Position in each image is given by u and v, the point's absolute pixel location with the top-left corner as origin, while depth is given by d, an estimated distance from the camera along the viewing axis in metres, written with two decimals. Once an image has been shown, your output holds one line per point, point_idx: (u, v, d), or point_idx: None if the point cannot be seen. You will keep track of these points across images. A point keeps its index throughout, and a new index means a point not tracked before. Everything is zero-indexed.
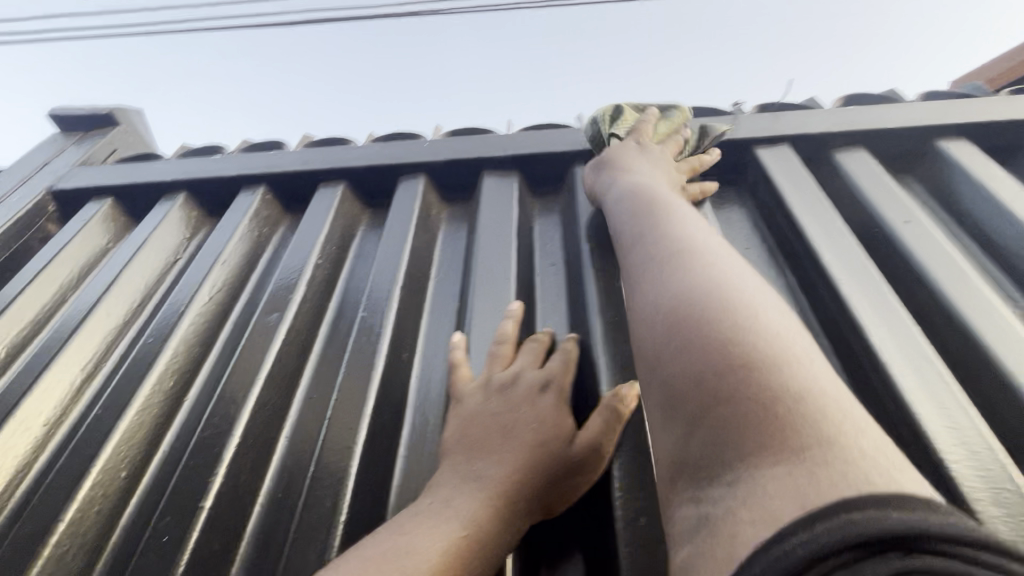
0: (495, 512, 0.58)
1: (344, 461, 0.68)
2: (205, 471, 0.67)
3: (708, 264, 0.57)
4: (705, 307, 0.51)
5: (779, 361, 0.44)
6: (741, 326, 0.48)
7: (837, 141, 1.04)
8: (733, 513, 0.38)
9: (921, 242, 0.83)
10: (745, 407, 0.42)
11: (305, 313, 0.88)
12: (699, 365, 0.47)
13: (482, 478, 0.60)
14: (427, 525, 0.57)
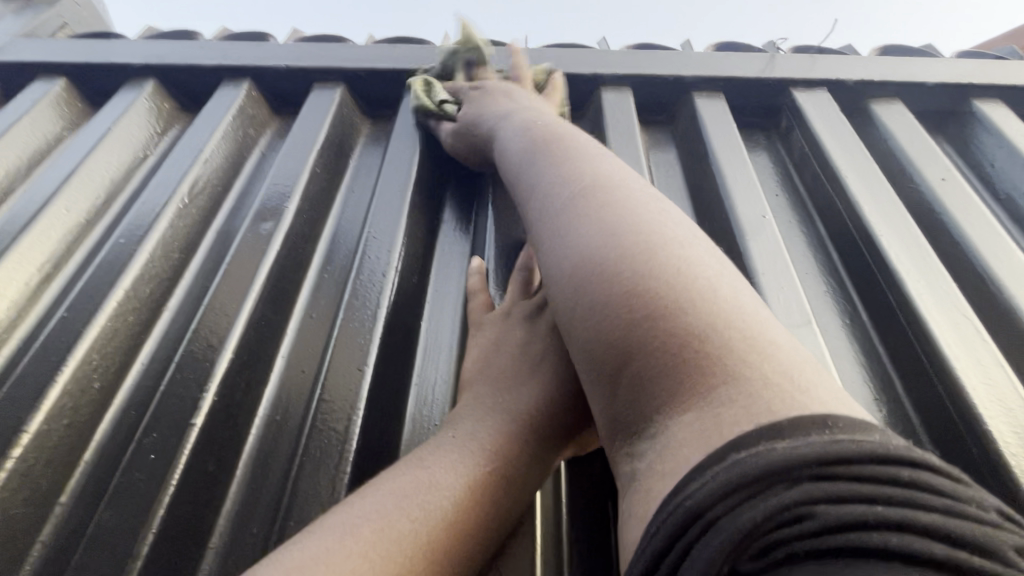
0: (518, 449, 0.54)
1: (354, 382, 0.62)
2: (193, 385, 0.59)
3: (603, 187, 0.47)
4: (610, 242, 0.41)
5: (696, 292, 0.37)
6: (641, 258, 0.39)
7: (875, 90, 0.99)
8: (652, 470, 0.33)
9: (955, 199, 0.81)
10: (658, 352, 0.35)
11: (302, 223, 0.79)
12: (612, 316, 0.37)
13: (503, 414, 0.56)
14: (445, 459, 0.52)
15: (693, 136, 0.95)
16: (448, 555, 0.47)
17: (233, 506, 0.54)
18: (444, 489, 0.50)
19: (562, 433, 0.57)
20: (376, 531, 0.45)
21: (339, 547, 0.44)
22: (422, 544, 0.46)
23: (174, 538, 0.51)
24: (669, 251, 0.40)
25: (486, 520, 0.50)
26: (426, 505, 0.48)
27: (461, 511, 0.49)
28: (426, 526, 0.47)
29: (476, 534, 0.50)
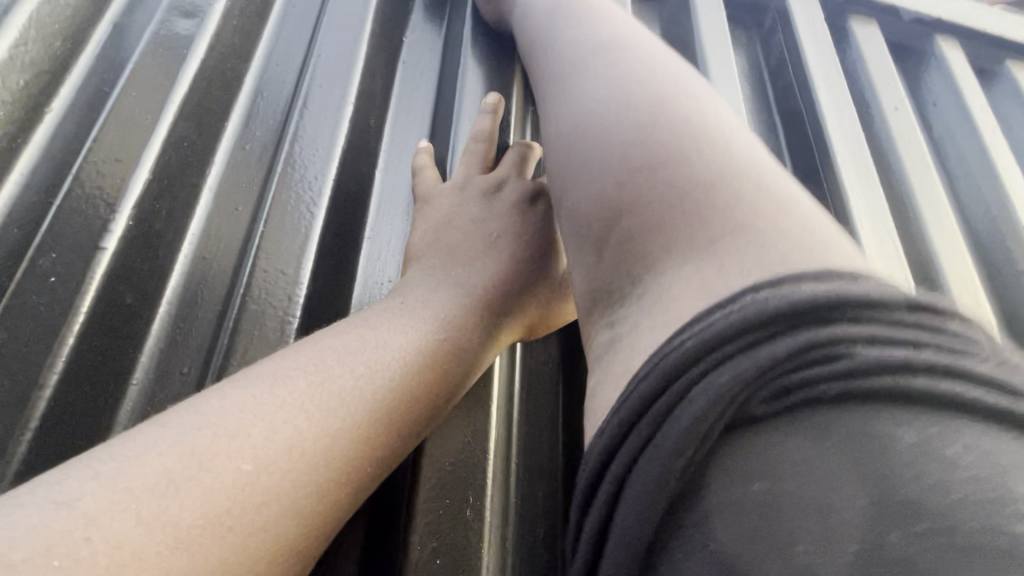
0: (484, 319, 0.47)
1: (304, 227, 0.55)
2: (98, 203, 0.49)
3: (610, 49, 0.44)
4: (615, 99, 0.39)
5: (709, 152, 0.33)
6: (643, 112, 0.37)
7: (855, 8, 0.98)
8: (638, 325, 0.30)
9: (903, 131, 0.85)
10: (657, 198, 0.32)
11: (231, 31, 0.64)
12: (612, 166, 0.35)
13: (461, 282, 0.48)
14: (396, 318, 0.42)
15: (681, 20, 0.89)
16: (403, 425, 0.38)
17: (157, 344, 0.48)
18: (394, 349, 0.40)
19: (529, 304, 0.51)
20: (314, 385, 0.35)
21: (267, 396, 0.33)
22: (372, 408, 0.36)
23: (86, 371, 0.44)
24: (687, 107, 0.37)
25: (451, 384, 0.43)
26: (371, 364, 0.38)
27: (420, 378, 0.40)
28: (373, 387, 0.37)
29: (442, 392, 0.42)
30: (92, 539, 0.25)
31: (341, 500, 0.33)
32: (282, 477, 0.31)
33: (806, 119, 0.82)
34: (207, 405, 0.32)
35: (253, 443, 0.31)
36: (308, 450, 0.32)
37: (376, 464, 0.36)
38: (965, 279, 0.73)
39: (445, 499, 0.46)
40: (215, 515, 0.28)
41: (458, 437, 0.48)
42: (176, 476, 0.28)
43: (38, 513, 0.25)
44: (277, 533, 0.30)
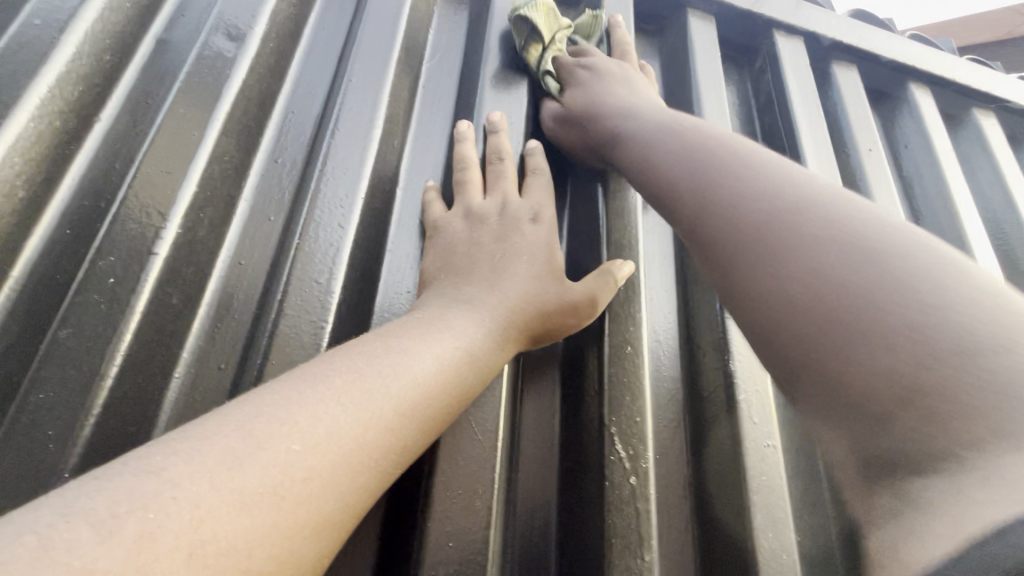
0: (496, 335, 0.51)
1: (336, 238, 0.60)
2: (150, 213, 0.54)
3: (784, 206, 0.44)
4: (832, 265, 0.38)
5: (990, 327, 0.32)
6: (866, 286, 0.36)
7: (837, 53, 1.06)
8: (945, 503, 0.27)
9: (876, 169, 0.93)
10: (957, 388, 0.30)
11: (268, 53, 0.69)
12: (870, 357, 0.34)
13: (473, 298, 0.52)
14: (417, 329, 0.46)
15: (680, 57, 0.96)
16: (425, 422, 0.42)
17: (197, 342, 0.54)
18: (415, 354, 0.44)
19: (538, 315, 0.55)
20: (349, 381, 0.39)
21: (311, 391, 0.37)
22: (400, 404, 0.40)
23: (139, 363, 0.49)
24: (924, 268, 0.36)
25: (468, 387, 0.47)
26: (397, 367, 0.42)
27: (441, 384, 0.44)
28: (399, 388, 0.41)
29: (459, 394, 0.46)
30: (179, 497, 0.29)
31: (371, 482, 0.37)
32: (325, 457, 0.35)
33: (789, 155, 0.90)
34: (267, 399, 0.36)
35: (301, 428, 0.35)
36: (345, 434, 0.36)
37: (400, 455, 0.40)
38: None
39: (457, 491, 0.51)
40: (274, 486, 0.32)
41: (468, 435, 0.54)
42: (240, 452, 0.32)
43: (142, 481, 0.29)
44: (321, 505, 0.33)
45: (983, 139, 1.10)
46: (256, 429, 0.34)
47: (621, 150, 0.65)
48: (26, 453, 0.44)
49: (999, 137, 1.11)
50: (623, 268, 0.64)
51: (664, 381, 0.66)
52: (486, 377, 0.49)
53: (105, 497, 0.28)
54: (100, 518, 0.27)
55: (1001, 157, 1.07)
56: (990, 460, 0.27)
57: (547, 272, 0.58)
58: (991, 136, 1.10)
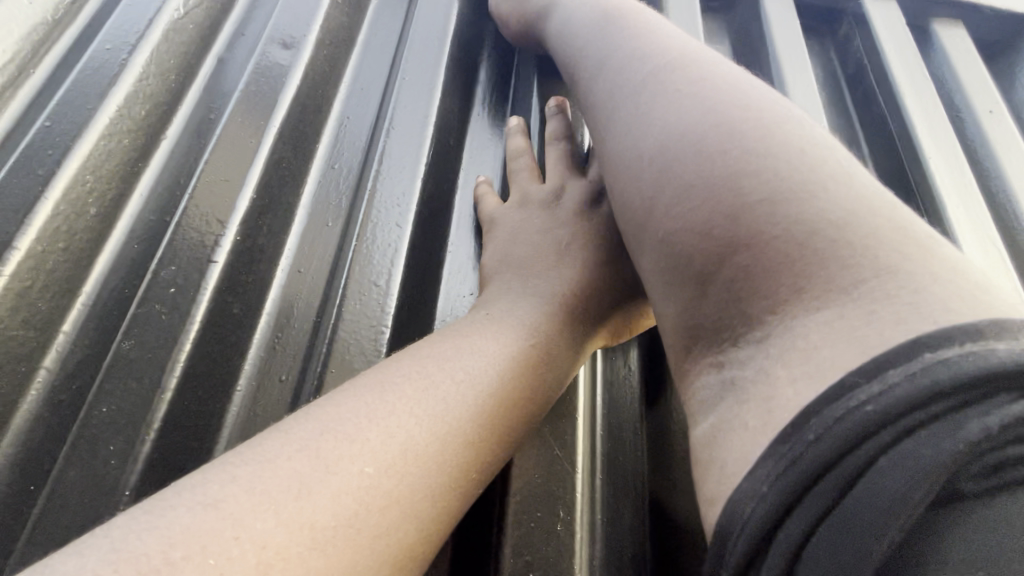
0: (574, 336, 0.45)
1: (393, 241, 0.57)
2: (210, 222, 0.54)
3: (708, 63, 0.43)
4: (699, 117, 0.38)
5: (798, 182, 0.33)
6: (735, 139, 0.36)
7: (938, 9, 0.93)
8: (766, 373, 0.30)
9: (999, 133, 0.80)
10: (770, 256, 0.31)
11: (320, 62, 0.68)
12: (689, 202, 0.35)
13: (543, 293, 0.46)
14: (485, 328, 0.41)
15: (751, 30, 0.87)
16: (505, 436, 0.37)
17: (259, 354, 0.51)
18: (489, 357, 0.39)
19: (610, 305, 0.49)
20: (419, 391, 0.34)
21: (377, 402, 0.33)
22: (476, 416, 0.35)
23: (200, 377, 0.48)
24: (772, 126, 0.37)
25: (543, 391, 0.41)
26: (471, 371, 0.37)
27: (519, 392, 0.39)
28: (476, 396, 0.36)
29: (537, 400, 0.40)
30: (241, 537, 0.25)
31: (453, 508, 0.32)
32: (401, 481, 0.30)
33: (893, 122, 0.78)
34: (322, 410, 0.32)
35: (372, 447, 0.30)
36: (421, 452, 0.32)
37: (483, 474, 0.35)
38: None
39: (536, 513, 0.45)
40: (347, 518, 0.27)
41: (543, 448, 0.48)
42: (306, 479, 0.28)
43: (188, 510, 0.26)
44: (399, 536, 0.29)
45: None
46: (316, 447, 0.29)
47: (551, 39, 0.63)
48: (94, 475, 0.42)
49: None
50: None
51: None
52: (565, 382, 0.44)
53: (154, 535, 0.24)
54: (151, 565, 0.23)
55: None
56: (790, 328, 0.30)
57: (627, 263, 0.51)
58: None
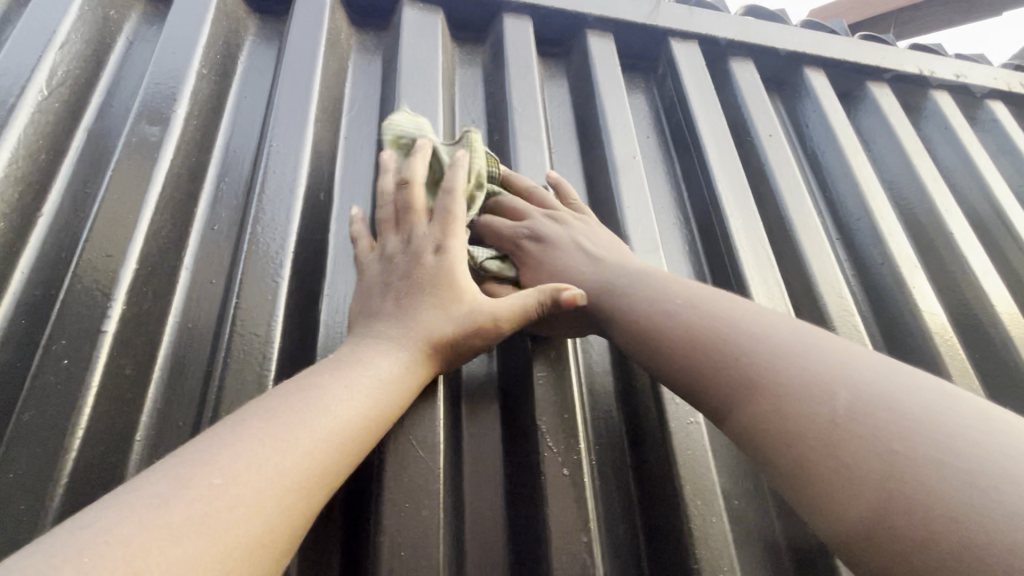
0: (410, 364, 0.58)
1: (270, 292, 0.65)
2: (96, 294, 0.60)
3: (773, 328, 0.50)
4: (862, 393, 0.42)
5: (920, 428, 0.38)
6: (908, 411, 0.39)
7: (734, 49, 1.15)
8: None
9: (776, 153, 1.02)
10: (942, 493, 0.34)
11: (193, 132, 0.75)
12: (849, 461, 0.38)
13: (381, 334, 0.58)
14: (327, 371, 0.53)
15: (582, 72, 1.03)
16: (344, 450, 0.49)
17: (155, 405, 0.59)
18: (326, 391, 0.51)
19: (446, 344, 0.60)
20: (265, 424, 0.46)
21: (229, 436, 0.44)
22: (315, 433, 0.47)
23: (102, 433, 0.55)
24: (851, 378, 0.43)
25: (381, 412, 0.54)
26: (310, 403, 0.49)
27: (355, 414, 0.51)
28: (317, 421, 0.48)
29: (377, 420, 0.53)
30: (126, 545, 0.35)
31: (299, 507, 0.44)
32: (245, 487, 0.41)
33: (693, 150, 0.98)
34: (191, 453, 0.43)
35: (223, 467, 0.42)
36: (264, 467, 0.43)
37: (324, 476, 0.47)
38: (830, 272, 0.89)
39: (404, 504, 0.57)
40: (200, 517, 0.38)
41: (411, 451, 0.59)
42: (166, 495, 0.39)
43: (89, 539, 0.35)
44: (246, 529, 0.40)
45: (874, 113, 1.21)
46: (181, 476, 0.40)
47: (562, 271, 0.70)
48: (5, 529, 0.48)
49: (891, 106, 1.22)
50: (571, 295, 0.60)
51: (591, 379, 0.73)
52: (401, 404, 0.57)
53: (58, 559, 0.33)
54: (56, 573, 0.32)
55: (892, 126, 1.18)
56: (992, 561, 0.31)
57: (456, 303, 0.62)
58: (883, 107, 1.21)
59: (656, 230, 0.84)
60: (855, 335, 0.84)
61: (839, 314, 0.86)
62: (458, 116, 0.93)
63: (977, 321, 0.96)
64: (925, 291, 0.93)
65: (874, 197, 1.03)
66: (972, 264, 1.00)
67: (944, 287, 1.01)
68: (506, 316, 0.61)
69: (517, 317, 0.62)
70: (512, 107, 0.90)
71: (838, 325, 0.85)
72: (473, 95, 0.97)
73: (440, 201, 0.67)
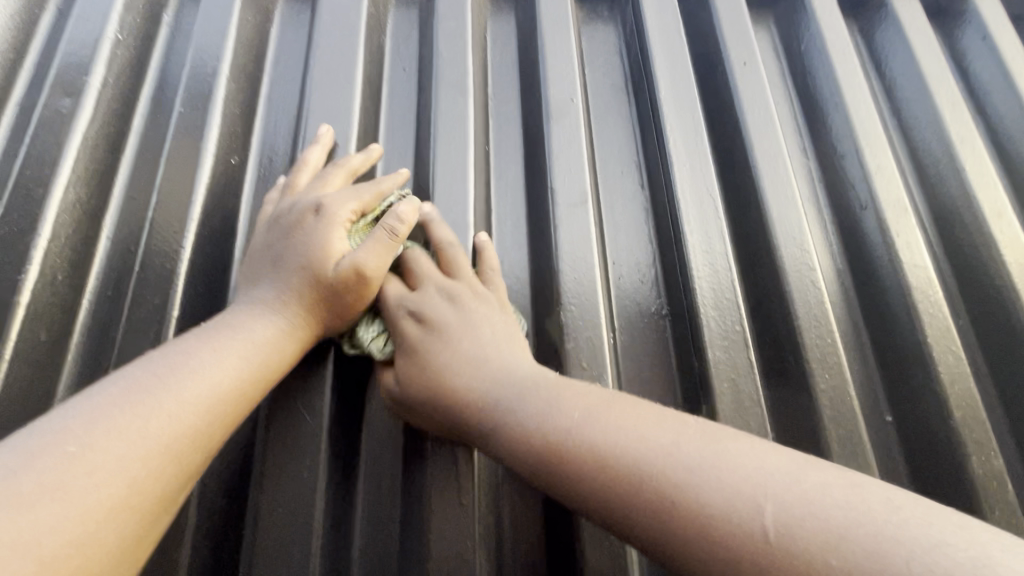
0: (285, 327, 0.59)
1: (172, 261, 0.67)
2: (10, 267, 0.64)
3: (602, 406, 0.51)
4: (693, 457, 0.44)
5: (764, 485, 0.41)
6: (731, 464, 0.43)
7: None
8: None
9: (750, 84, 0.90)
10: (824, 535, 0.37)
11: (108, 101, 0.76)
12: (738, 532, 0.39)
13: (257, 301, 0.60)
14: (200, 343, 0.54)
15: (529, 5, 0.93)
16: (217, 412, 0.51)
17: (74, 371, 0.65)
18: (195, 361, 0.52)
19: (319, 302, 0.61)
20: (126, 396, 0.48)
21: (89, 408, 0.46)
22: (181, 398, 0.49)
23: (19, 396, 0.61)
24: (685, 444, 0.46)
25: (258, 377, 0.56)
26: (177, 371, 0.51)
27: (226, 379, 0.53)
28: (182, 386, 0.50)
29: (255, 383, 0.55)
30: None
31: (171, 467, 0.47)
32: (102, 455, 0.43)
33: (648, 87, 0.88)
34: (48, 426, 0.44)
35: (77, 438, 0.44)
36: (124, 433, 0.45)
37: (197, 438, 0.49)
38: (792, 223, 0.80)
39: (286, 465, 0.60)
40: (52, 485, 0.40)
41: (297, 415, 0.62)
42: (15, 466, 0.40)
43: None
44: (107, 492, 0.42)
45: (892, 26, 1.03)
46: (32, 447, 0.42)
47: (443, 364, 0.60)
48: None
49: (914, 15, 1.02)
50: (411, 218, 0.64)
51: None
52: (282, 365, 0.58)
53: None
54: None
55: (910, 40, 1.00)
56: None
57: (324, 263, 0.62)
58: (903, 17, 1.02)
59: (586, 180, 0.78)
60: (811, 292, 0.76)
61: (794, 267, 0.77)
62: (388, 64, 0.88)
63: (983, 273, 0.82)
64: (913, 240, 0.81)
65: (865, 131, 0.89)
66: (985, 206, 0.85)
67: (948, 234, 0.87)
68: (369, 257, 0.62)
69: (382, 258, 0.63)
70: (436, 51, 0.84)
71: (790, 281, 0.76)
72: (406, 37, 0.90)
73: (324, 172, 0.71)
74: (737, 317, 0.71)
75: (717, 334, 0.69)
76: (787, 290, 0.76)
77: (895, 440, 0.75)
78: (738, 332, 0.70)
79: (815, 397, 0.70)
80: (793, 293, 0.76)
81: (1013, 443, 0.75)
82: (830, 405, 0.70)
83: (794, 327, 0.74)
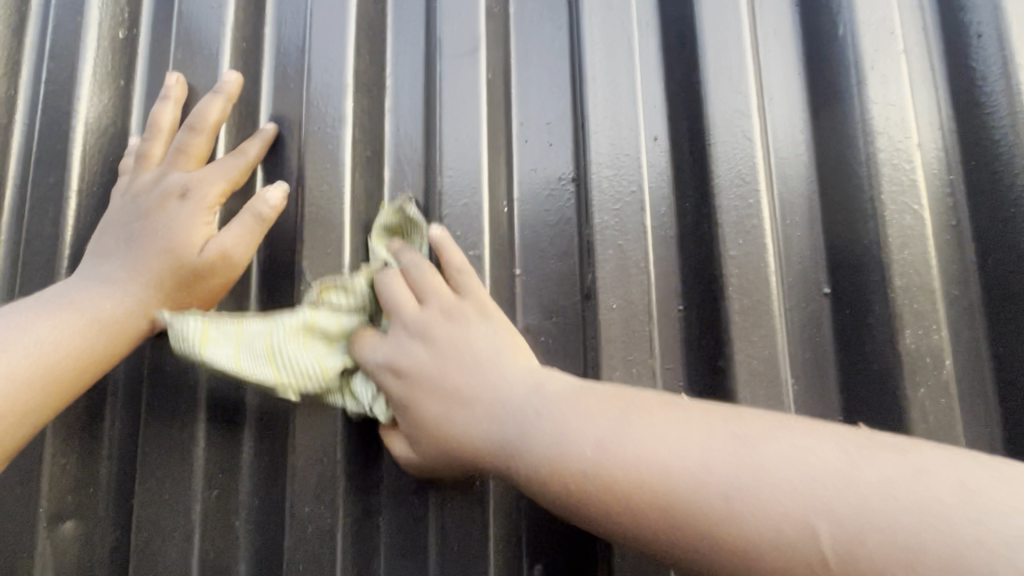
0: (133, 305, 0.59)
1: (64, 142, 0.70)
2: None
3: (605, 400, 0.47)
4: (723, 450, 0.40)
5: (815, 471, 0.38)
6: (768, 460, 0.39)
7: None
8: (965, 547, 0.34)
9: None
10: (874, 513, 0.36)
11: None
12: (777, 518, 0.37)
13: (106, 277, 0.60)
14: (38, 320, 0.56)
15: None
16: (53, 392, 0.55)
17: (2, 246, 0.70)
18: (31, 341, 0.54)
19: (178, 288, 0.60)
20: None
21: None
22: (15, 380, 0.52)
23: None
24: (718, 430, 0.42)
25: (101, 356, 0.57)
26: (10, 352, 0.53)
27: (64, 359, 0.55)
28: (14, 368, 0.53)
29: (99, 364, 0.57)
30: None
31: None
32: None
33: None
34: None
35: None
36: None
37: (30, 416, 0.53)
38: (731, 59, 0.67)
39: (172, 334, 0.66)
40: None
41: None
42: None
43: None
44: None
45: None
46: None
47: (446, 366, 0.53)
48: None
49: None
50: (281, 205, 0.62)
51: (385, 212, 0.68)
52: (132, 340, 0.60)
53: None
54: None
55: None
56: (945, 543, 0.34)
57: (177, 251, 0.60)
58: None
59: (480, 25, 0.72)
60: (741, 146, 0.65)
61: (722, 117, 0.66)
62: None
63: (986, 108, 0.66)
64: (890, 71, 0.66)
65: None
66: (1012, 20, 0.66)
67: (959, 62, 0.69)
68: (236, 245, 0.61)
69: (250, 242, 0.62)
70: None
71: (714, 134, 0.66)
72: None
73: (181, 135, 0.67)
74: (635, 178, 0.66)
75: (607, 198, 0.65)
76: (709, 143, 0.66)
77: (829, 311, 0.64)
78: (630, 195, 0.65)
79: (723, 264, 0.63)
80: (715, 147, 0.66)
81: (983, 315, 0.64)
82: (738, 272, 0.62)
83: (713, 184, 0.65)
